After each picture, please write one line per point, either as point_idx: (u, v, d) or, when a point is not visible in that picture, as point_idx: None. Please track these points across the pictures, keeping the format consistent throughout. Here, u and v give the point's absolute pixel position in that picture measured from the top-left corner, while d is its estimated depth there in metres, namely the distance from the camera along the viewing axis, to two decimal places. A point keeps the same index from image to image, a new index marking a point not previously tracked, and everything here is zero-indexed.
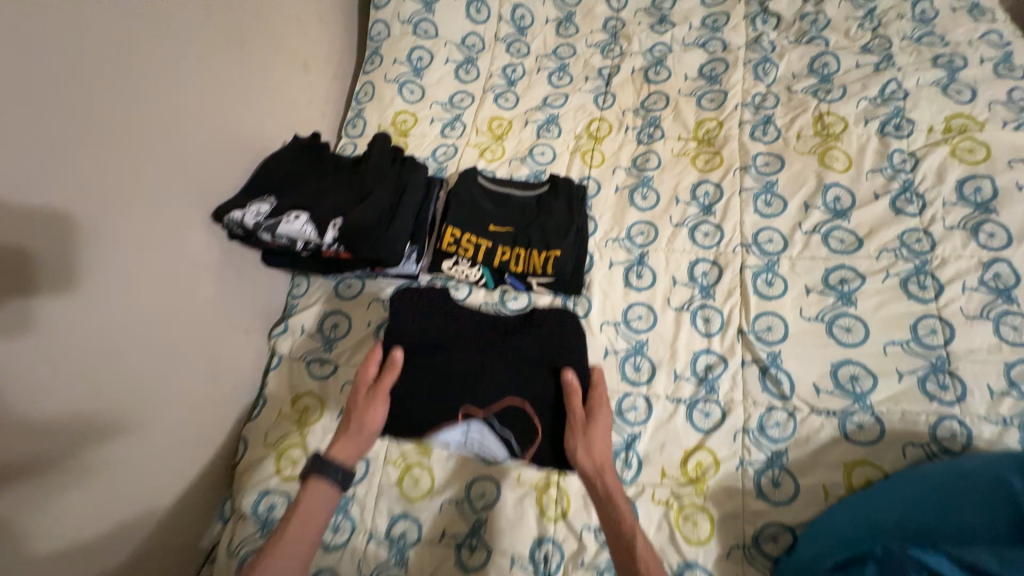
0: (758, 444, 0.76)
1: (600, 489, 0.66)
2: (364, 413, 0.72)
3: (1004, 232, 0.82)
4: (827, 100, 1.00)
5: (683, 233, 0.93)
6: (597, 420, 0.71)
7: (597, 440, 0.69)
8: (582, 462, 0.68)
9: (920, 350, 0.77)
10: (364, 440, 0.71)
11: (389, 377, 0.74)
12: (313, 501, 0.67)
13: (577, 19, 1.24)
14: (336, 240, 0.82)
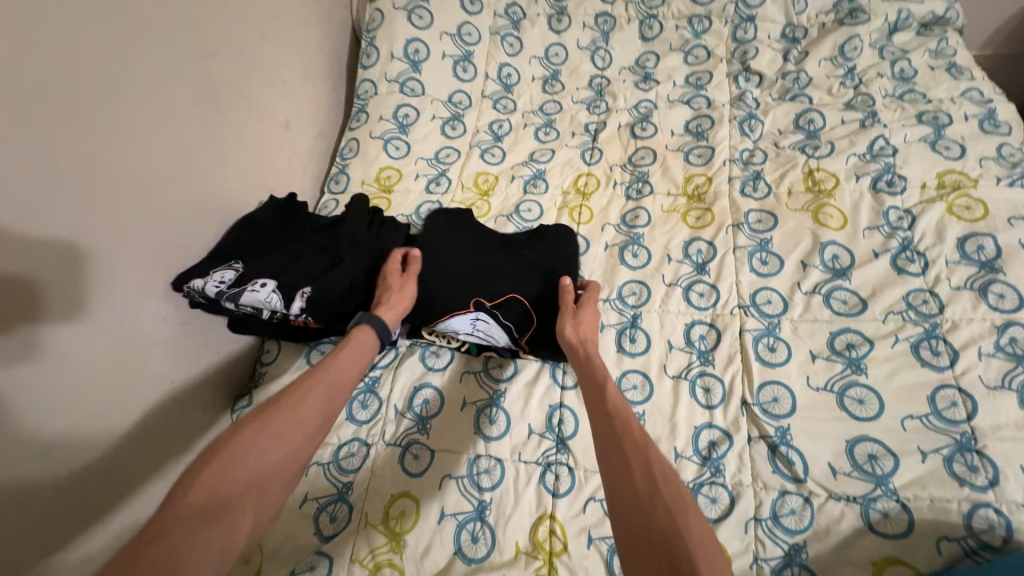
0: (772, 537, 0.68)
1: (586, 346, 0.76)
2: (400, 289, 0.82)
3: (1014, 291, 0.78)
4: (815, 156, 0.99)
5: (677, 293, 0.89)
6: (586, 305, 0.82)
7: (585, 318, 0.80)
8: (569, 330, 0.78)
9: (942, 426, 0.70)
10: (402, 306, 0.81)
11: (417, 265, 0.85)
12: (350, 350, 0.74)
13: (562, 77, 1.25)
14: (303, 310, 0.78)
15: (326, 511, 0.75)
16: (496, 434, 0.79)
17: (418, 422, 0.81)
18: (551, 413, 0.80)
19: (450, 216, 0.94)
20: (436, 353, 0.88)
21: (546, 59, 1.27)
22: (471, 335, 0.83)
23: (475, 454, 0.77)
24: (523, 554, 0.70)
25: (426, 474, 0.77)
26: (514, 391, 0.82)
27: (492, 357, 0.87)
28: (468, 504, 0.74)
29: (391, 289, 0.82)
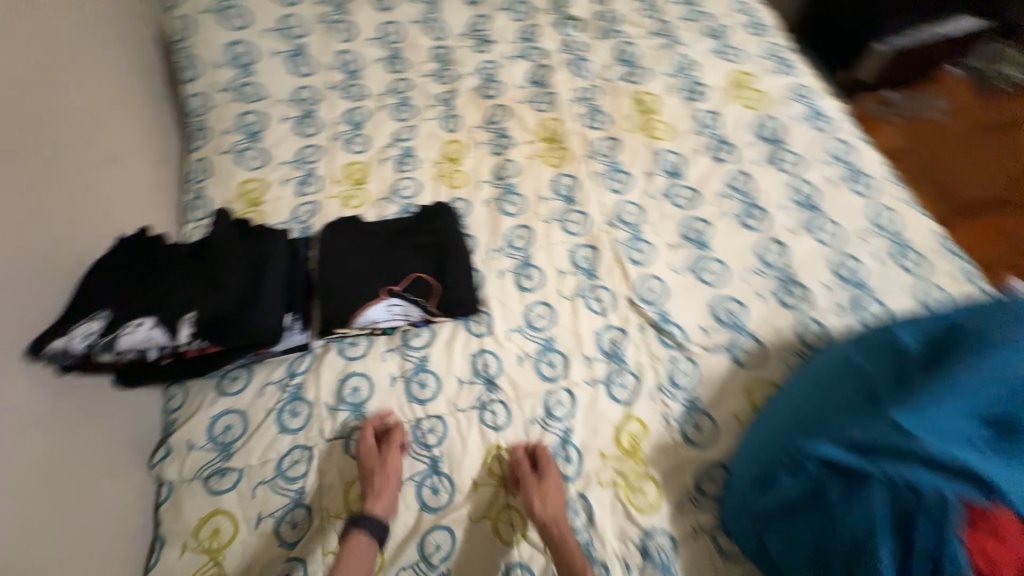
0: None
1: (555, 524, 0.70)
2: (384, 468, 0.75)
3: (794, 157, 1.00)
4: (638, 82, 1.13)
5: (557, 227, 0.99)
6: (548, 470, 0.74)
7: (551, 487, 0.73)
8: (540, 505, 0.71)
9: (770, 270, 0.90)
10: (389, 491, 0.73)
11: (396, 433, 0.78)
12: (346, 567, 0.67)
13: (404, 54, 1.26)
14: (194, 336, 0.76)
15: (286, 520, 0.76)
16: (430, 396, 0.84)
17: (354, 412, 0.83)
18: (475, 361, 0.87)
19: (341, 224, 0.95)
20: (353, 344, 0.88)
21: (383, 39, 1.27)
22: (390, 319, 0.87)
23: (416, 420, 0.82)
24: (481, 486, 0.77)
25: None
26: (436, 355, 0.87)
27: (408, 330, 0.89)
28: (422, 465, 0.79)
29: (371, 472, 0.75)
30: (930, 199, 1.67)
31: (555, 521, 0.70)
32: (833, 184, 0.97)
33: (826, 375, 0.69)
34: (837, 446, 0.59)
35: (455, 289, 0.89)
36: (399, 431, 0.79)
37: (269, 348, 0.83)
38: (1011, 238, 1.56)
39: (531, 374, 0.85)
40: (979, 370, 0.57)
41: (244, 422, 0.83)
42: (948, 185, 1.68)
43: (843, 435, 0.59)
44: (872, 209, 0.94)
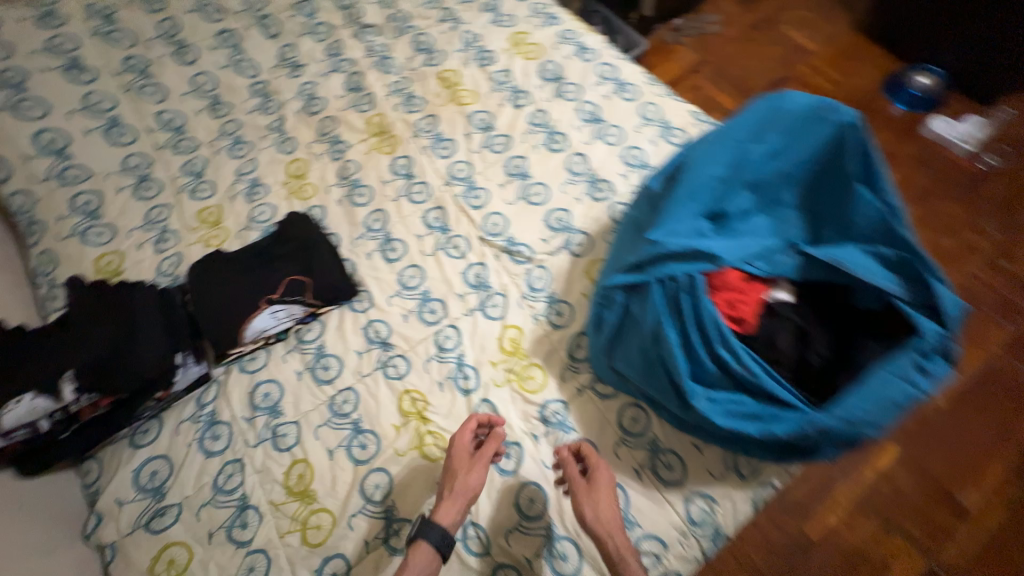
0: (637, 447, 0.84)
1: (603, 530, 0.73)
2: (468, 476, 0.78)
3: (575, 87, 1.22)
4: (438, 64, 1.30)
5: (404, 202, 1.12)
6: (599, 474, 0.77)
7: (601, 493, 0.75)
8: (588, 511, 0.74)
9: (579, 178, 1.11)
10: (457, 507, 0.76)
11: (491, 448, 0.81)
12: (411, 567, 0.71)
13: (223, 98, 1.32)
14: (82, 391, 0.81)
15: (236, 524, 0.82)
16: (336, 373, 0.94)
17: (271, 413, 0.91)
18: (367, 331, 0.98)
19: (204, 262, 1.01)
20: (253, 359, 0.96)
21: (196, 89, 1.32)
22: (277, 324, 0.95)
23: (330, 398, 0.92)
24: (401, 427, 0.88)
25: (300, 442, 0.88)
26: (330, 339, 0.97)
27: (301, 329, 0.98)
28: (345, 430, 0.89)
29: (456, 469, 0.79)
30: (725, 95, 2.03)
31: (601, 521, 0.73)
32: (608, 98, 1.20)
33: (621, 233, 0.89)
34: (622, 272, 0.79)
35: (328, 278, 0.98)
36: (496, 448, 0.81)
37: (170, 388, 0.88)
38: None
39: (417, 324, 0.98)
40: (699, 182, 0.75)
41: (168, 463, 0.87)
42: (736, 81, 2.05)
43: (623, 263, 0.79)
44: (640, 108, 1.18)
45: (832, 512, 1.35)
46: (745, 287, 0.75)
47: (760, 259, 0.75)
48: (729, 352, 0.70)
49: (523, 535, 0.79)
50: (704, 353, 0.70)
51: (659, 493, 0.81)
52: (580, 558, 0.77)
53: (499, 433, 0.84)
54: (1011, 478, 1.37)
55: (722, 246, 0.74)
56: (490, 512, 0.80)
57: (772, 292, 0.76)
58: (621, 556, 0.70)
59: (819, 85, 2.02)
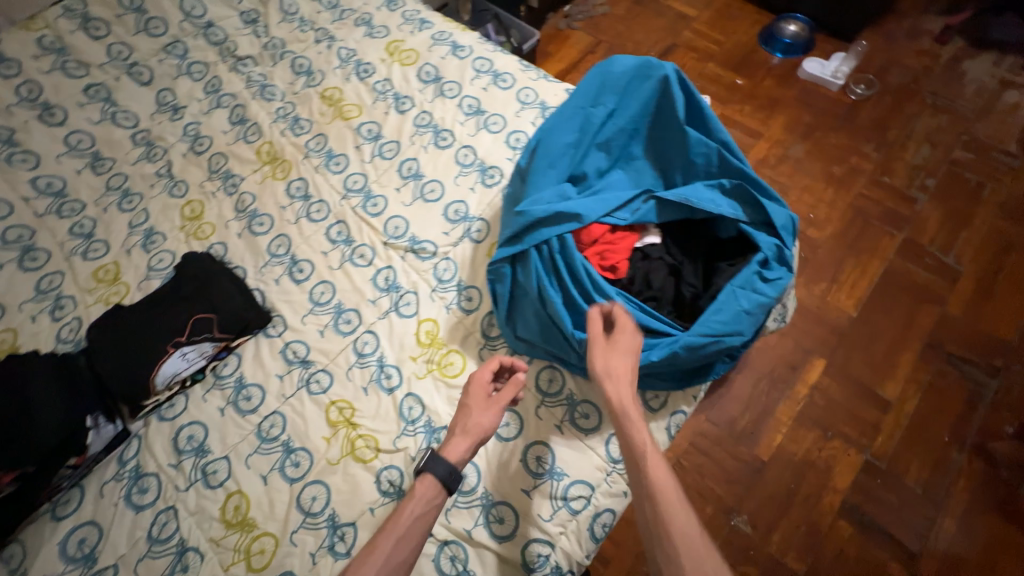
0: (555, 405, 0.90)
1: (611, 383, 0.70)
2: (481, 417, 0.81)
3: (454, 84, 1.27)
4: (319, 84, 1.32)
5: (305, 222, 1.14)
6: (618, 334, 0.73)
7: (616, 351, 0.71)
8: (598, 367, 0.71)
9: (470, 169, 1.16)
10: (467, 444, 0.79)
11: (509, 392, 0.82)
12: (417, 499, 0.75)
13: (104, 153, 1.28)
14: None
15: (178, 568, 0.82)
16: (259, 402, 0.94)
17: (197, 454, 0.90)
18: (285, 354, 0.99)
19: (102, 319, 0.99)
20: (172, 405, 0.95)
21: (73, 149, 1.27)
22: (190, 365, 0.94)
23: (256, 426, 0.92)
24: (331, 437, 0.90)
25: (232, 475, 0.88)
26: (248, 369, 0.97)
27: (217, 366, 0.98)
28: (276, 453, 0.90)
29: (469, 405, 0.82)
30: None
31: (609, 376, 0.70)
32: (486, 90, 1.25)
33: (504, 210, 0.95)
34: (503, 245, 0.84)
35: (234, 310, 0.99)
36: (515, 391, 0.83)
37: (85, 452, 0.87)
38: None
39: (334, 336, 1.00)
40: (552, 151, 0.82)
41: (96, 527, 0.85)
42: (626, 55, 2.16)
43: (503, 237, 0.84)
44: (517, 94, 1.24)
45: (777, 431, 1.44)
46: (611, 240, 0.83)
47: (623, 209, 0.82)
48: (605, 296, 0.78)
49: (460, 510, 0.82)
50: (583, 302, 0.78)
51: (581, 442, 0.87)
52: (516, 517, 0.82)
53: (518, 379, 0.84)
54: (920, 366, 1.50)
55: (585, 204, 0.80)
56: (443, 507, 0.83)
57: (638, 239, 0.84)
58: (621, 406, 0.68)
59: (705, 46, 2.15)
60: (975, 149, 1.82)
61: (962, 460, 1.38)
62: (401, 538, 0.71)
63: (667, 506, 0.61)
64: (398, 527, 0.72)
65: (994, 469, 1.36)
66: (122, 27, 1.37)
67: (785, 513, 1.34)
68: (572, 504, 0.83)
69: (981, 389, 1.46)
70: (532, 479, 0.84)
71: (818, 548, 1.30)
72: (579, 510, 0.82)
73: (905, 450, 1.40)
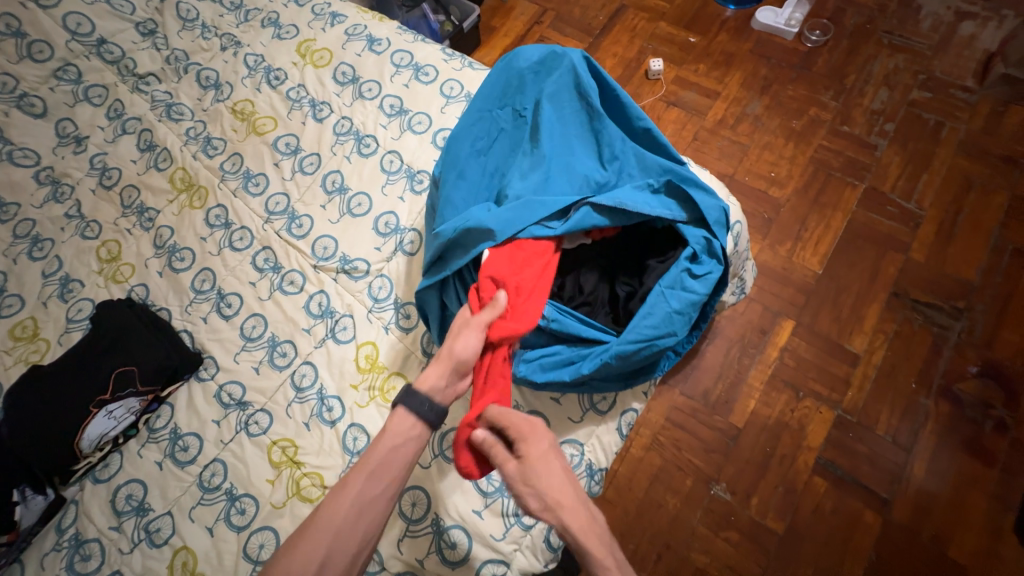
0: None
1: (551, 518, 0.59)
2: (453, 343, 0.70)
3: (373, 83, 1.18)
4: (228, 97, 1.22)
5: (228, 253, 1.07)
6: (533, 451, 0.62)
7: (548, 477, 0.61)
8: (527, 501, 0.60)
9: (397, 176, 1.09)
10: (441, 369, 0.70)
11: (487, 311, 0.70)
12: (390, 431, 0.67)
13: (9, 201, 1.18)
14: None
15: None
16: (197, 451, 0.91)
17: (138, 514, 0.87)
18: (220, 397, 0.95)
19: (21, 384, 0.94)
20: (108, 464, 0.91)
21: None
22: (118, 423, 0.90)
23: (197, 477, 0.89)
24: (275, 480, 0.88)
25: (176, 531, 0.86)
26: (183, 418, 0.94)
27: (151, 418, 0.94)
28: (220, 503, 0.87)
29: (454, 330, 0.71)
30: (570, 38, 2.02)
31: (550, 508, 0.59)
32: (408, 87, 1.17)
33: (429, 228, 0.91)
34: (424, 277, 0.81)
35: (160, 358, 0.94)
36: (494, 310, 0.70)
37: (16, 529, 0.84)
38: (629, 36, 1.99)
39: (270, 373, 0.96)
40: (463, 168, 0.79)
41: None
42: (573, 23, 2.05)
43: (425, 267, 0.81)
44: (441, 88, 1.16)
45: (750, 397, 1.43)
46: (537, 261, 0.73)
47: (555, 218, 0.75)
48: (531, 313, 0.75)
49: (411, 538, 0.81)
50: None
51: None
52: (469, 540, 0.80)
53: (499, 302, 0.70)
54: (886, 317, 1.47)
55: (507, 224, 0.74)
56: (387, 536, 0.82)
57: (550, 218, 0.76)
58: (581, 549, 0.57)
59: (655, 5, 2.03)
60: (933, 87, 1.75)
61: (929, 404, 1.37)
62: (373, 473, 0.64)
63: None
64: (369, 462, 0.65)
65: (961, 410, 1.35)
66: (2, 56, 1.25)
67: (761, 477, 1.34)
68: (525, 520, 0.81)
69: (946, 332, 1.43)
70: (483, 499, 0.82)
71: (795, 506, 1.31)
72: (532, 525, 0.81)
73: (876, 401, 1.39)
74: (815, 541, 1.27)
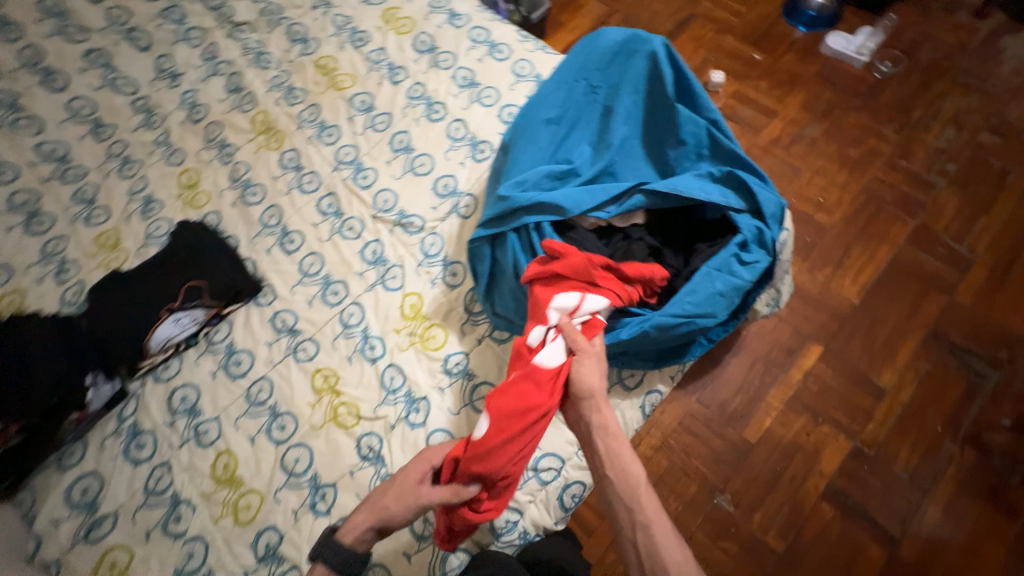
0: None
1: (598, 402, 0.73)
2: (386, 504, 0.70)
3: (449, 55, 1.24)
4: (313, 52, 1.30)
5: (296, 194, 1.15)
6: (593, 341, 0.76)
7: (595, 366, 0.75)
8: (590, 383, 0.73)
9: (460, 143, 1.15)
10: (367, 522, 0.71)
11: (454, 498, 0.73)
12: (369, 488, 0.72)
13: (104, 120, 1.28)
14: None
15: (172, 518, 0.88)
16: (248, 367, 0.98)
17: (190, 415, 0.95)
18: (274, 322, 1.02)
19: (102, 285, 1.03)
20: (168, 368, 1.00)
21: (75, 114, 1.28)
22: (183, 330, 0.99)
23: (245, 389, 0.96)
24: (315, 404, 0.95)
25: (223, 435, 0.93)
26: (239, 336, 1.01)
27: (210, 332, 1.03)
28: (264, 417, 0.94)
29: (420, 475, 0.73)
30: None
31: (597, 394, 0.73)
32: (481, 62, 1.22)
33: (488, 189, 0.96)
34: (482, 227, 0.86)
35: (226, 280, 1.02)
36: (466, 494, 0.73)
37: (85, 409, 0.93)
38: (695, 45, 2.00)
39: (321, 308, 1.03)
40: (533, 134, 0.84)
41: (98, 477, 0.92)
42: (640, 26, 2.07)
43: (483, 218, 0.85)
44: (513, 66, 1.21)
45: (768, 414, 1.42)
46: (527, 450, 0.74)
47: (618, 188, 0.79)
48: None
49: None
50: None
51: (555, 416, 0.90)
52: None
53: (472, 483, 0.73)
54: (919, 356, 1.45)
55: (515, 394, 0.72)
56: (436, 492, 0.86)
57: (551, 334, 0.75)
58: (604, 426, 0.72)
59: (725, 17, 2.04)
60: (1002, 132, 1.71)
61: (954, 449, 1.34)
62: None
63: (648, 518, 0.66)
64: None
65: (987, 459, 1.32)
66: None
67: (768, 493, 1.34)
68: (542, 475, 0.86)
69: (982, 380, 1.40)
70: None
71: (799, 528, 1.30)
72: (548, 481, 0.86)
73: (898, 437, 1.37)
74: (816, 564, 1.27)
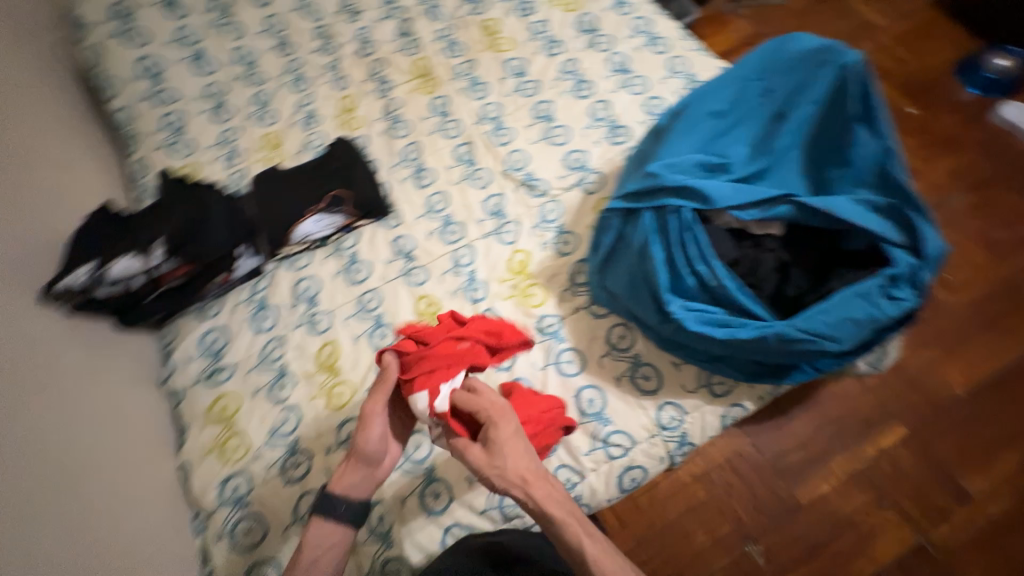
0: (620, 359, 0.94)
1: (526, 484, 0.68)
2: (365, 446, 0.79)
3: (608, 39, 1.28)
4: (481, 13, 1.39)
5: (437, 136, 1.24)
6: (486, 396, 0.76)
7: (510, 451, 0.69)
8: (514, 466, 0.69)
9: (600, 123, 1.19)
10: (354, 468, 0.80)
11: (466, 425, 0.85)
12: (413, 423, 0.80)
13: (290, 38, 1.44)
14: (166, 256, 1.00)
15: (275, 385, 1.00)
16: (364, 277, 1.09)
17: (309, 303, 1.07)
18: (395, 244, 1.12)
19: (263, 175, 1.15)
20: (299, 260, 1.12)
21: (270, 29, 1.45)
22: (319, 231, 1.11)
23: (358, 295, 1.07)
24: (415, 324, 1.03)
25: (332, 327, 1.04)
26: (362, 248, 1.12)
27: (339, 239, 1.14)
28: (369, 322, 1.04)
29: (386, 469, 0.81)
30: None
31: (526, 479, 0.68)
32: (639, 52, 1.25)
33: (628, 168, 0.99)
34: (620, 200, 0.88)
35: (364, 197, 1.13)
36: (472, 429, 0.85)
37: (231, 273, 1.07)
38: None
39: (437, 242, 1.11)
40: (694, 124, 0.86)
41: (225, 332, 1.06)
42: None
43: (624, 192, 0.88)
44: (668, 61, 1.24)
45: (825, 480, 1.25)
46: None
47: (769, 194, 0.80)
48: (709, 271, 0.79)
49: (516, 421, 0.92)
50: (685, 271, 0.80)
51: (635, 400, 0.92)
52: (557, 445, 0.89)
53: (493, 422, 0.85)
54: None
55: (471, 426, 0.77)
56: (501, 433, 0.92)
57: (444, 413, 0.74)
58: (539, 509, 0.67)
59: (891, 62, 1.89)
60: None
61: None
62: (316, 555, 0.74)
63: None
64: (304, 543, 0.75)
65: None
66: None
67: (808, 561, 1.18)
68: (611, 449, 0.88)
69: None
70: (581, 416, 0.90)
71: None
72: (615, 456, 0.88)
73: (976, 551, 1.18)
74: None
